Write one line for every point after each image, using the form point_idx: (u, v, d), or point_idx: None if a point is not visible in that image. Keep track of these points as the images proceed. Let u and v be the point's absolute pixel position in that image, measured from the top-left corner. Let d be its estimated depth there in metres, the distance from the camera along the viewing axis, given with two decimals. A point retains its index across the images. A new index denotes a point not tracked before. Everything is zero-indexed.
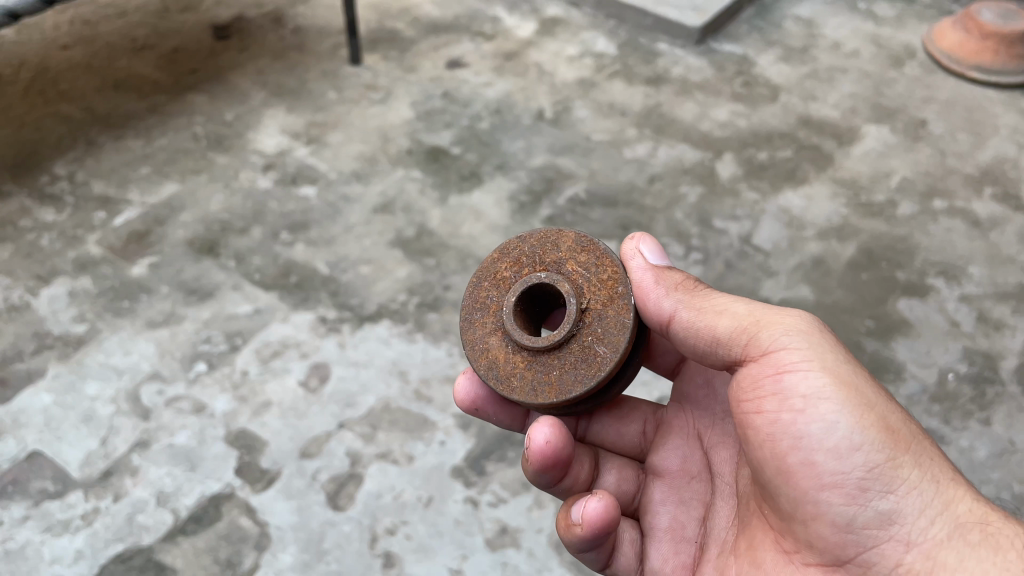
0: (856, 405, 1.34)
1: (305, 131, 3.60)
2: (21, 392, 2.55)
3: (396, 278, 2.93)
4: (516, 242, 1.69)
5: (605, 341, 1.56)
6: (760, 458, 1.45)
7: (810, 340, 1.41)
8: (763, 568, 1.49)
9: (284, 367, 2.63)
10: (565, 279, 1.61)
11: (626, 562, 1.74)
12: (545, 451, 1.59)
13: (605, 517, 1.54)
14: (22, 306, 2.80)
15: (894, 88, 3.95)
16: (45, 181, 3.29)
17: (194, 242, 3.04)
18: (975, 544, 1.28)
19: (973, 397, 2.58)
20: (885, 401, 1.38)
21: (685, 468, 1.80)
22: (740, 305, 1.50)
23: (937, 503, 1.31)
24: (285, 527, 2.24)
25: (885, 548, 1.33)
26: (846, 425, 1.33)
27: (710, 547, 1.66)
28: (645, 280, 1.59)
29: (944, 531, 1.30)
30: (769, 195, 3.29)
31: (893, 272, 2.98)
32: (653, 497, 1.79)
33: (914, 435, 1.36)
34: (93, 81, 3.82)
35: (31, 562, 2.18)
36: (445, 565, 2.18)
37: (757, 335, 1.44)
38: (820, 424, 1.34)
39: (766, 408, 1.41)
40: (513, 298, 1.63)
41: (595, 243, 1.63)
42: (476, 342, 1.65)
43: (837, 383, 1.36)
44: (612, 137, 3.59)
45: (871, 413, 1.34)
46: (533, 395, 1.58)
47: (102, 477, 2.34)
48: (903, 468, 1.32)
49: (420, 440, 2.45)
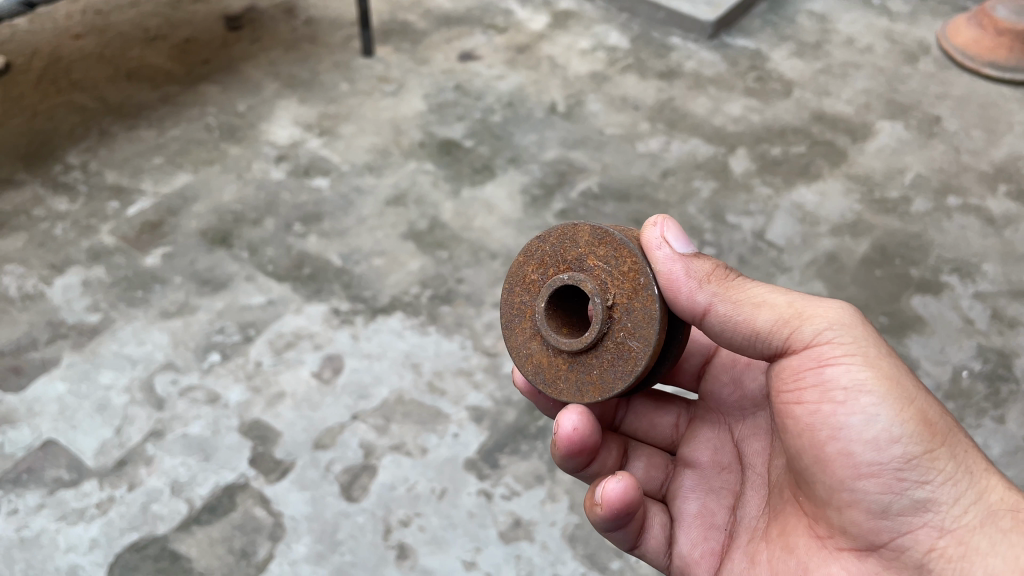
0: (896, 396, 1.33)
1: (318, 122, 3.59)
2: (36, 380, 2.55)
3: (409, 270, 2.93)
4: (535, 242, 1.61)
5: (637, 335, 1.48)
6: (796, 446, 1.43)
7: (851, 331, 1.39)
8: (796, 553, 1.46)
9: (298, 358, 2.63)
10: (590, 275, 1.53)
11: (655, 544, 1.72)
12: (572, 437, 1.60)
13: (624, 497, 1.53)
14: (36, 295, 2.80)
15: (908, 84, 3.93)
16: (58, 170, 3.29)
17: (208, 233, 3.05)
18: (1007, 530, 1.28)
19: (987, 395, 2.57)
20: (925, 394, 1.37)
21: (716, 460, 1.76)
22: (778, 295, 1.45)
23: (972, 492, 1.31)
24: (299, 518, 2.24)
25: (919, 534, 1.33)
26: (886, 416, 1.32)
27: (738, 534, 1.61)
28: (673, 273, 1.48)
29: (977, 518, 1.30)
30: (783, 190, 3.29)
31: (907, 269, 2.97)
32: (682, 485, 1.76)
33: (950, 426, 1.36)
34: (106, 70, 3.82)
35: (45, 550, 2.17)
36: (459, 557, 2.18)
37: (798, 326, 1.41)
38: (861, 416, 1.33)
39: (806, 398, 1.40)
40: (543, 305, 1.59)
41: (610, 232, 1.51)
42: (519, 348, 1.65)
43: (879, 376, 1.35)
44: (625, 131, 3.58)
45: (912, 405, 1.33)
46: (579, 395, 1.57)
47: (117, 466, 2.34)
48: (940, 458, 1.31)
49: (433, 433, 2.45)
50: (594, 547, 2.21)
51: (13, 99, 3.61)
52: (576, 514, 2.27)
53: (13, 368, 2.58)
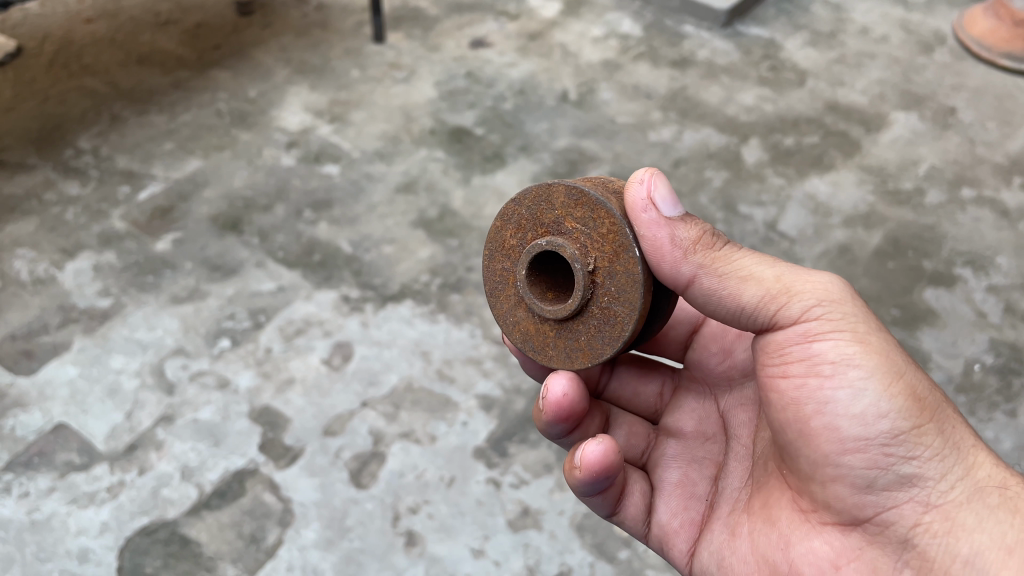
0: (885, 370, 1.28)
1: (328, 109, 3.58)
2: (47, 365, 2.56)
3: (418, 258, 2.93)
4: (511, 206, 1.52)
5: (620, 300, 1.41)
6: (779, 420, 1.38)
7: (839, 308, 1.33)
8: (778, 526, 1.42)
9: (308, 345, 2.63)
10: (569, 239, 1.45)
11: (633, 511, 1.66)
12: (561, 402, 1.56)
13: (604, 461, 1.48)
14: (47, 279, 2.81)
15: (923, 75, 3.90)
16: (70, 154, 3.29)
17: (218, 219, 3.05)
18: (993, 506, 1.25)
19: (999, 389, 2.55)
20: (914, 368, 1.32)
21: (700, 429, 1.71)
22: (766, 267, 1.37)
23: (960, 467, 1.27)
24: (308, 504, 2.25)
25: (903, 509, 1.28)
26: (873, 390, 1.26)
27: (719, 505, 1.57)
28: (658, 242, 1.38)
29: (964, 494, 1.26)
30: (796, 180, 3.27)
31: (920, 262, 2.95)
32: (665, 453, 1.71)
33: (940, 401, 1.30)
34: (118, 55, 3.82)
35: (56, 533, 2.18)
36: (468, 544, 2.18)
37: (786, 301, 1.34)
38: (848, 390, 1.28)
39: (792, 372, 1.34)
40: (524, 271, 1.52)
41: (586, 192, 1.41)
42: (506, 317, 1.59)
43: (867, 350, 1.29)
44: (636, 120, 3.56)
45: (900, 379, 1.28)
46: (569, 361, 1.51)
47: (127, 450, 2.35)
48: (928, 434, 1.26)
49: (442, 421, 2.45)
50: (603, 536, 2.21)
51: (24, 82, 3.61)
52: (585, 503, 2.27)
53: (25, 352, 2.59)
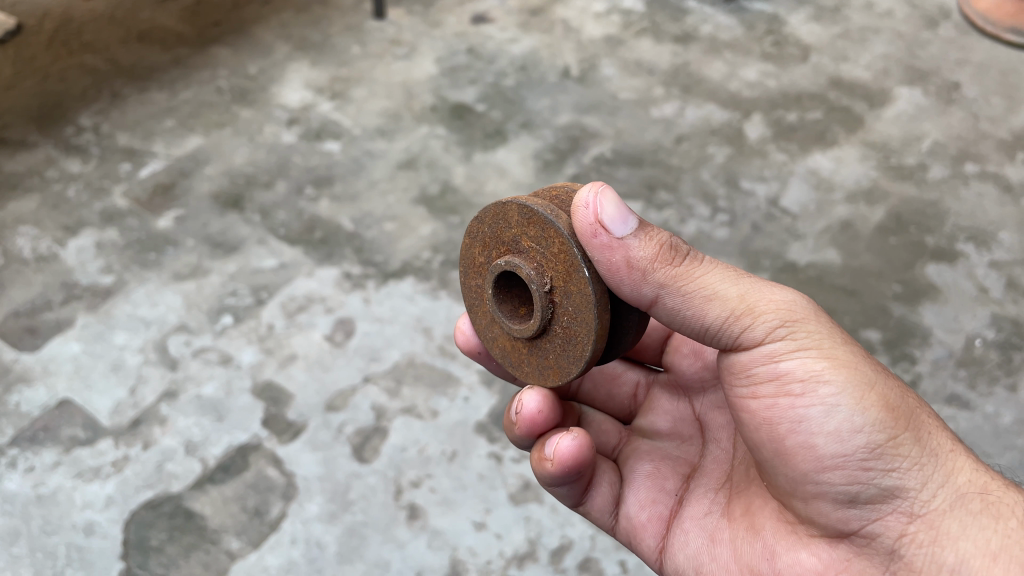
0: (856, 383, 1.25)
1: (329, 85, 3.57)
2: (51, 341, 2.57)
3: (420, 235, 2.93)
4: (475, 224, 1.53)
5: (578, 320, 1.38)
6: (755, 439, 1.36)
7: (803, 324, 1.29)
8: (763, 535, 1.42)
9: (310, 321, 2.64)
10: (527, 257, 1.43)
11: (601, 503, 1.63)
12: (535, 419, 1.56)
13: (577, 455, 1.48)
14: (50, 257, 2.81)
15: (928, 50, 3.87)
16: (71, 132, 3.28)
17: (219, 196, 3.05)
18: (976, 512, 1.23)
19: (1000, 363, 2.56)
20: (885, 377, 1.29)
21: (676, 430, 1.71)
22: (728, 285, 1.31)
23: (940, 475, 1.24)
24: (311, 478, 2.27)
25: (888, 520, 1.26)
26: (846, 406, 1.24)
27: (691, 504, 1.56)
28: (613, 263, 1.32)
29: (945, 502, 1.23)
30: (798, 156, 3.25)
31: (922, 237, 2.95)
32: (637, 448, 1.70)
33: (914, 408, 1.28)
34: (117, 33, 3.80)
35: (62, 507, 2.20)
36: (470, 518, 2.20)
37: (749, 322, 1.29)
38: (820, 408, 1.25)
39: (762, 392, 1.32)
40: (492, 289, 1.54)
41: (535, 212, 1.38)
42: (485, 332, 1.62)
43: (836, 364, 1.26)
44: (639, 96, 3.54)
45: (871, 391, 1.25)
46: (542, 378, 1.51)
47: (132, 426, 2.37)
48: (905, 445, 1.23)
49: (444, 396, 2.46)
50: None
51: (24, 60, 3.60)
52: None
53: (28, 328, 2.60)
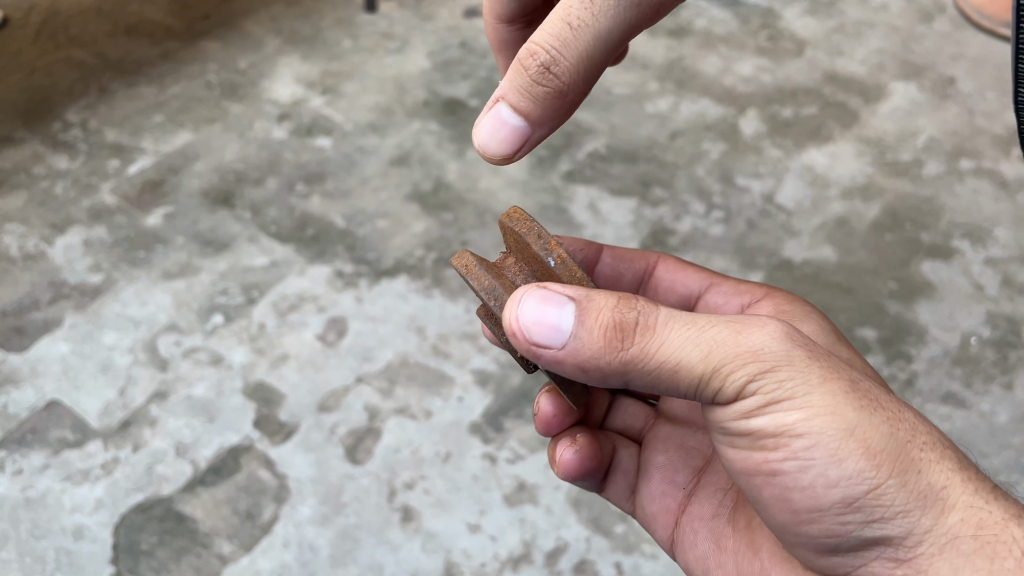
0: (832, 434, 1.13)
1: (320, 80, 3.53)
2: (38, 341, 2.54)
3: (413, 232, 2.90)
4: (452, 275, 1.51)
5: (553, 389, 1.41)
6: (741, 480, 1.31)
7: (775, 371, 1.13)
8: (760, 558, 1.41)
9: (302, 321, 2.61)
10: None
11: (618, 491, 1.72)
12: (549, 420, 1.67)
13: (579, 466, 1.62)
14: (37, 255, 2.78)
15: (923, 44, 3.85)
16: (58, 128, 3.24)
17: (209, 192, 3.01)
18: (969, 554, 1.11)
19: (996, 361, 2.55)
20: (872, 415, 1.14)
21: (693, 417, 1.68)
22: (688, 350, 1.14)
23: (931, 521, 1.13)
24: (304, 480, 2.24)
25: (874, 564, 1.20)
26: (819, 460, 1.15)
27: (699, 500, 1.58)
28: (564, 362, 1.21)
29: (936, 546, 1.13)
30: (794, 152, 3.23)
31: (918, 234, 2.93)
32: (658, 435, 1.71)
33: (904, 446, 1.14)
34: (105, 25, 3.74)
35: (51, 510, 2.18)
36: (464, 520, 2.18)
37: (714, 382, 1.16)
38: (793, 463, 1.17)
39: (740, 442, 1.24)
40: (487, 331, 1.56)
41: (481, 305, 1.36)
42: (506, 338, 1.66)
43: (809, 416, 1.13)
44: (633, 91, 3.51)
45: (849, 441, 1.13)
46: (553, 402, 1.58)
47: (121, 427, 2.34)
48: (886, 495, 1.13)
49: (438, 396, 2.44)
50: (598, 511, 2.21)
51: (10, 53, 3.53)
52: None
53: (16, 328, 2.57)
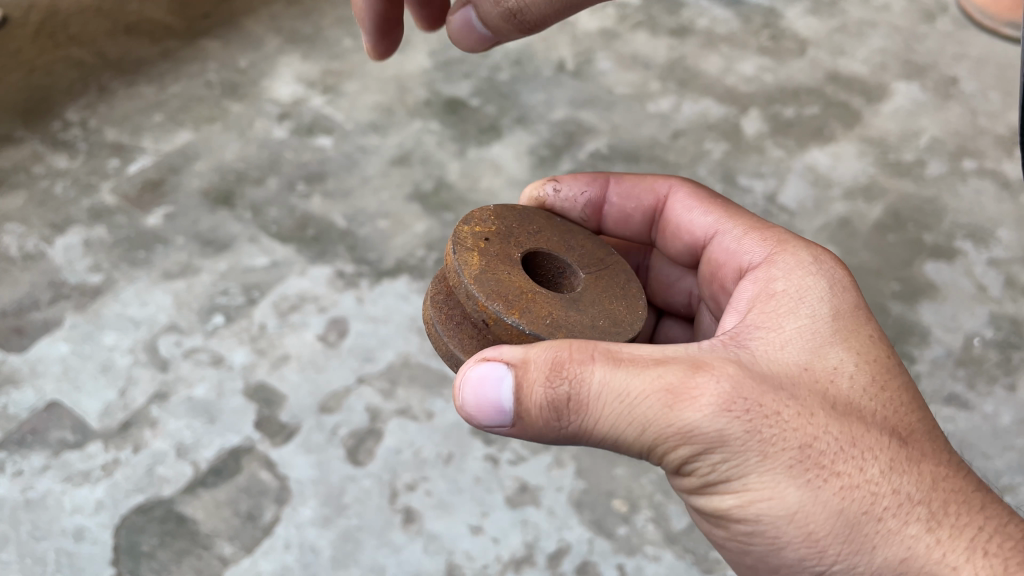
0: (773, 511, 1.19)
1: (321, 80, 3.52)
2: (38, 341, 2.53)
3: (414, 232, 2.89)
4: None
5: None
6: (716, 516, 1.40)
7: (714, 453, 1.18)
8: None
9: (303, 321, 2.60)
10: None
11: None
12: None
13: None
14: (37, 255, 2.77)
15: (925, 44, 3.84)
16: (58, 127, 3.22)
17: (210, 192, 3.00)
18: None
19: (999, 363, 2.54)
20: (817, 493, 1.17)
21: None
22: (624, 430, 1.18)
23: None
24: (305, 481, 2.23)
25: None
26: (764, 531, 1.22)
27: None
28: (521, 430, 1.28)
29: None
30: (796, 153, 3.22)
31: (920, 235, 2.92)
32: None
33: (853, 520, 1.18)
34: (104, 24, 3.72)
35: (51, 512, 2.17)
36: (466, 522, 2.17)
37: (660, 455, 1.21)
38: (743, 528, 1.25)
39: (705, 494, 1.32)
40: None
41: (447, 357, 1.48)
42: None
43: (749, 493, 1.19)
44: (635, 90, 3.50)
45: (791, 518, 1.18)
46: None
47: (121, 428, 2.33)
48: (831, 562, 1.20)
49: (439, 397, 2.43)
50: (601, 513, 2.21)
51: (9, 52, 3.51)
52: (583, 480, 2.26)
53: (15, 328, 2.56)
